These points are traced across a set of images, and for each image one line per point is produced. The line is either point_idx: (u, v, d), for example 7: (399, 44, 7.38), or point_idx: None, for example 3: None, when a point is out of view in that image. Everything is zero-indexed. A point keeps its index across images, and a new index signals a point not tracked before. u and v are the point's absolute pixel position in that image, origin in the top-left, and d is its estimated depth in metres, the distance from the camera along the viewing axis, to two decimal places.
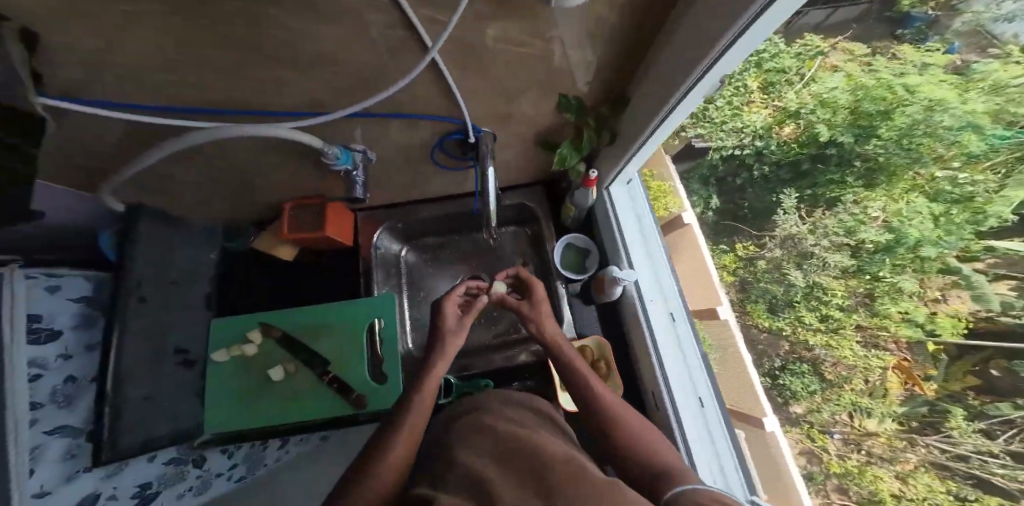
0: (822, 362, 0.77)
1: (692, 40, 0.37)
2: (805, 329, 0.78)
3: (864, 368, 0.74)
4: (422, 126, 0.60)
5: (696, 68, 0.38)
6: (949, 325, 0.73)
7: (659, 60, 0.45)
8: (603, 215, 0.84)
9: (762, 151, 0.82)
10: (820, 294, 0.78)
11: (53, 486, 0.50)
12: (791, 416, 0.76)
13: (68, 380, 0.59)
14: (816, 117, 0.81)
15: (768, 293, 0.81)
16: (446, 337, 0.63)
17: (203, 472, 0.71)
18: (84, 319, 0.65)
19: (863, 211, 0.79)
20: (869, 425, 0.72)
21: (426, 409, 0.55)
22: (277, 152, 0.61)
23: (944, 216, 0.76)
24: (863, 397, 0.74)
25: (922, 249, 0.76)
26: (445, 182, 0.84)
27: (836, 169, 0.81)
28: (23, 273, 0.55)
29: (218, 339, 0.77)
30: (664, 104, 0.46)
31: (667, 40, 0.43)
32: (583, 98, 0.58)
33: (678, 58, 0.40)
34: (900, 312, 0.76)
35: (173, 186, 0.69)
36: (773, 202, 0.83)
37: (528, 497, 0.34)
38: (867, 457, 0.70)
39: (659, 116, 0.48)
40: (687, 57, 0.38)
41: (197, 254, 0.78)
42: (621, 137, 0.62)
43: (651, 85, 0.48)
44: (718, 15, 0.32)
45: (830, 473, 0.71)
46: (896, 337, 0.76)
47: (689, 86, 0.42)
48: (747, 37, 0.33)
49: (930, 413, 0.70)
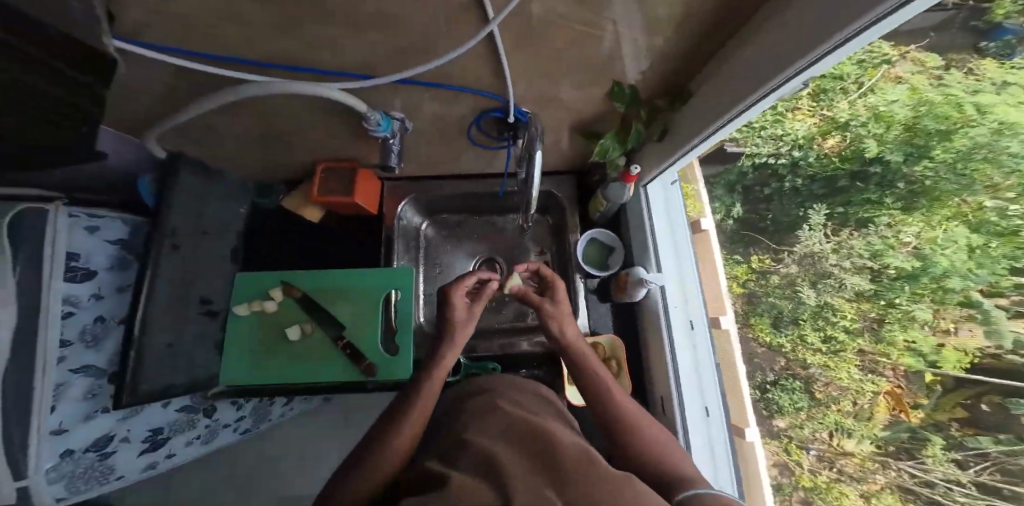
0: (814, 381, 0.76)
1: (781, 38, 0.35)
2: (805, 349, 0.77)
3: (856, 390, 0.73)
4: (463, 99, 0.59)
5: (781, 74, 0.36)
6: (952, 358, 0.67)
7: (736, 56, 0.43)
8: (635, 211, 0.83)
9: (798, 163, 0.78)
10: (829, 314, 0.76)
11: (71, 424, 0.59)
12: (773, 429, 0.77)
13: (97, 320, 0.63)
14: (866, 131, 0.74)
15: (776, 308, 0.80)
16: (457, 325, 0.60)
17: (212, 422, 0.84)
18: (118, 261, 0.68)
19: (895, 235, 0.74)
20: (846, 446, 0.72)
21: (439, 387, 0.55)
22: (317, 112, 0.61)
23: (981, 249, 0.67)
24: (847, 418, 0.73)
25: (949, 281, 0.69)
26: (476, 161, 0.83)
27: (876, 189, 0.74)
28: (67, 213, 0.60)
29: (241, 293, 0.78)
30: (737, 104, 0.43)
31: (755, 33, 0.40)
32: (639, 86, 0.56)
33: (758, 57, 0.38)
34: (906, 341, 0.71)
35: (214, 137, 0.70)
36: (800, 216, 0.79)
37: (540, 481, 0.33)
38: (838, 475, 0.72)
39: (728, 116, 0.46)
40: (773, 57, 0.36)
41: (230, 208, 0.80)
42: (674, 133, 0.60)
43: (720, 84, 0.46)
44: (819, 13, 0.30)
45: (799, 486, 0.74)
46: (894, 364, 0.72)
47: (769, 90, 0.40)
48: (845, 49, 0.31)
49: (908, 439, 0.69)
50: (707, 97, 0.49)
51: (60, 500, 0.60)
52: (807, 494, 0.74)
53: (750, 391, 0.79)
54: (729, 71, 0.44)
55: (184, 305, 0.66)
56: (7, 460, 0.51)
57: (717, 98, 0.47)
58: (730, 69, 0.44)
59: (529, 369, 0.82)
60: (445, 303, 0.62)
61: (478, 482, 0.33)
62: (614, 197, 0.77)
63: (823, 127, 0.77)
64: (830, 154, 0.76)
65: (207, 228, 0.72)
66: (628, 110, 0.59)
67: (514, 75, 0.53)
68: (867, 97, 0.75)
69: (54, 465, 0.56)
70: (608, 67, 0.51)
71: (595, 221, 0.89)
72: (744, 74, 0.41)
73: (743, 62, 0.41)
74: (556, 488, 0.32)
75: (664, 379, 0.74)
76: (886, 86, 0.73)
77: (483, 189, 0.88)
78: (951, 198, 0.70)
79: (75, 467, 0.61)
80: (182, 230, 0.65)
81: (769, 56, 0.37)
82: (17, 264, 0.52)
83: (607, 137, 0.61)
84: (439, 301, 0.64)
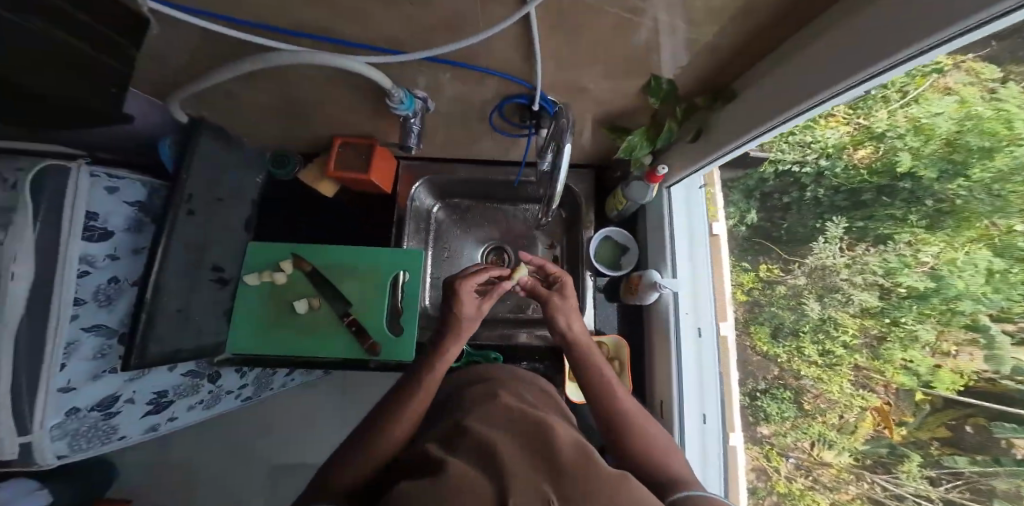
0: (804, 392, 0.71)
1: (847, 44, 0.33)
2: (801, 360, 0.71)
3: (845, 404, 0.66)
4: (490, 82, 0.58)
5: (843, 81, 0.34)
6: (946, 379, 0.58)
7: (792, 59, 0.41)
8: (655, 212, 0.82)
9: (824, 173, 0.66)
10: (831, 329, 0.68)
11: (78, 382, 0.60)
12: (756, 435, 0.76)
13: (111, 280, 0.64)
14: (902, 143, 0.59)
15: (777, 318, 0.74)
16: (463, 319, 0.59)
17: (215, 388, 0.86)
18: (134, 223, 0.69)
19: (914, 252, 0.61)
20: (826, 456, 0.68)
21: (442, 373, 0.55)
22: (340, 86, 0.60)
23: (1003, 272, 0.55)
24: (831, 430, 0.67)
25: (960, 303, 0.58)
26: (494, 147, 0.82)
27: (904, 204, 0.61)
28: (89, 172, 0.60)
29: (253, 262, 0.79)
30: (789, 108, 0.41)
31: (816, 36, 0.38)
32: (676, 82, 0.54)
33: (816, 64, 0.37)
34: (903, 360, 0.62)
35: (235, 104, 0.70)
36: (816, 228, 0.69)
37: (536, 473, 0.33)
38: (813, 484, 0.69)
39: (776, 121, 0.43)
40: (837, 64, 0.34)
41: (245, 177, 0.79)
42: (707, 135, 0.58)
43: (768, 87, 0.44)
44: (897, 17, 0.28)
45: (774, 491, 0.72)
46: (888, 381, 0.63)
47: (823, 100, 0.38)
48: (917, 60, 0.29)
49: (887, 455, 0.63)
50: (752, 99, 0.47)
51: (61, 457, 0.63)
52: (780, 499, 0.72)
53: (738, 398, 0.78)
54: (782, 74, 0.42)
55: (196, 272, 0.67)
56: (14, 412, 0.53)
57: (764, 101, 0.44)
58: (782, 73, 0.42)
59: (530, 362, 0.81)
60: (451, 295, 0.59)
61: (475, 471, 0.33)
62: (635, 197, 0.75)
63: (854, 135, 0.61)
64: (858, 165, 0.63)
65: (222, 196, 0.72)
66: (663, 107, 0.57)
67: (547, 61, 0.51)
68: (909, 107, 0.55)
69: (59, 421, 0.58)
70: (647, 59, 0.49)
71: (612, 219, 0.88)
72: (799, 80, 0.39)
73: (799, 66, 0.39)
74: (552, 482, 0.32)
75: (667, 383, 0.76)
76: (932, 96, 0.52)
77: (498, 176, 0.87)
78: (981, 221, 0.55)
79: (80, 426, 0.62)
80: (198, 195, 0.65)
81: (831, 63, 0.35)
82: (36, 222, 0.53)
83: (634, 135, 0.59)
84: (445, 294, 0.60)
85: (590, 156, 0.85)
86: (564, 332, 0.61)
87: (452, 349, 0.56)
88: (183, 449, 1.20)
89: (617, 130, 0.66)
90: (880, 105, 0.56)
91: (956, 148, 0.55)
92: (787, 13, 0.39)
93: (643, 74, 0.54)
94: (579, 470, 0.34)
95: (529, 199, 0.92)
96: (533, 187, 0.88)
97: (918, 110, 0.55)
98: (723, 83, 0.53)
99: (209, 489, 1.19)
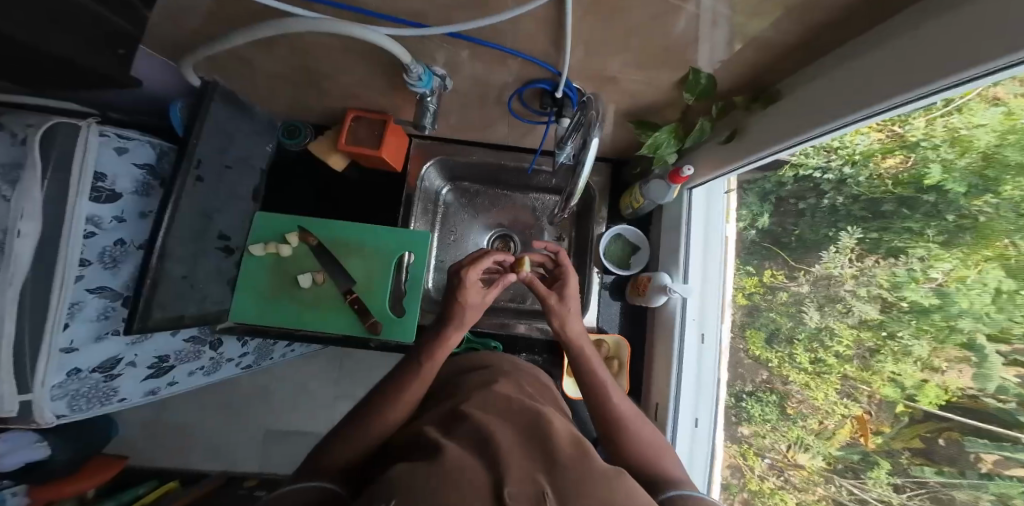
0: (789, 397, 0.68)
1: (911, 55, 0.31)
2: (790, 366, 0.68)
3: (827, 411, 0.63)
4: (513, 63, 0.55)
5: (907, 95, 0.31)
6: (929, 393, 0.52)
7: (852, 65, 0.38)
8: (672, 212, 0.79)
9: (846, 181, 0.58)
10: (826, 338, 0.63)
11: (81, 343, 0.61)
12: (735, 434, 0.76)
13: (116, 243, 0.63)
14: (936, 154, 0.49)
15: (772, 324, 0.71)
16: (467, 308, 0.56)
17: (216, 355, 0.87)
18: (143, 186, 0.67)
19: (923, 268, 0.53)
20: (799, 459, 0.67)
21: (442, 360, 0.54)
22: (358, 58, 0.58)
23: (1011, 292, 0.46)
24: (807, 433, 0.65)
25: (960, 323, 0.50)
26: (510, 132, 0.80)
27: (921, 217, 0.52)
28: (99, 132, 0.59)
29: (258, 232, 0.79)
30: (840, 117, 0.38)
31: (878, 45, 0.35)
32: (717, 78, 0.52)
33: (873, 75, 0.35)
34: (891, 373, 0.56)
35: (248, 70, 0.68)
36: (829, 237, 0.62)
37: (530, 462, 0.33)
38: (783, 484, 0.68)
39: (824, 128, 0.41)
40: (897, 75, 0.32)
41: (253, 145, 0.78)
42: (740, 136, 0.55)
43: (819, 92, 0.41)
44: (975, 25, 0.25)
45: (746, 488, 0.73)
46: (871, 392, 0.58)
47: (877, 112, 0.36)
48: (998, 76, 0.27)
49: (859, 461, 0.61)
50: (800, 102, 0.44)
51: (61, 416, 0.64)
52: (751, 496, 0.72)
53: (723, 397, 0.77)
54: (836, 79, 0.39)
55: (202, 240, 0.66)
56: (15, 370, 0.55)
57: (813, 105, 0.42)
58: (834, 80, 0.40)
59: (529, 354, 0.81)
60: (457, 285, 0.56)
61: (471, 459, 0.32)
62: (654, 197, 0.73)
63: (886, 143, 0.51)
64: (884, 175, 0.54)
65: (230, 163, 0.71)
66: (700, 101, 0.56)
67: (578, 45, 0.49)
68: (949, 116, 0.44)
69: (61, 382, 0.60)
70: (687, 51, 0.47)
71: (627, 218, 0.87)
72: (852, 88, 0.37)
73: (854, 74, 0.37)
74: (547, 472, 0.31)
75: (665, 387, 0.76)
76: (978, 106, 0.41)
77: (511, 162, 0.85)
78: (1002, 240, 0.46)
79: (81, 386, 0.64)
80: (206, 161, 0.64)
81: (889, 76, 0.33)
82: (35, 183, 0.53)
83: (663, 131, 0.60)
84: (450, 282, 0.57)
85: (611, 149, 0.83)
86: (562, 333, 0.58)
87: (454, 337, 0.55)
88: (184, 410, 1.24)
89: (644, 124, 0.64)
90: (920, 113, 0.44)
91: (992, 162, 0.45)
92: (843, 12, 0.36)
93: (681, 67, 0.51)
94: (577, 464, 0.33)
95: (541, 189, 0.91)
96: (546, 176, 0.86)
97: (958, 120, 0.44)
98: (762, 80, 0.51)
99: (207, 449, 1.24)
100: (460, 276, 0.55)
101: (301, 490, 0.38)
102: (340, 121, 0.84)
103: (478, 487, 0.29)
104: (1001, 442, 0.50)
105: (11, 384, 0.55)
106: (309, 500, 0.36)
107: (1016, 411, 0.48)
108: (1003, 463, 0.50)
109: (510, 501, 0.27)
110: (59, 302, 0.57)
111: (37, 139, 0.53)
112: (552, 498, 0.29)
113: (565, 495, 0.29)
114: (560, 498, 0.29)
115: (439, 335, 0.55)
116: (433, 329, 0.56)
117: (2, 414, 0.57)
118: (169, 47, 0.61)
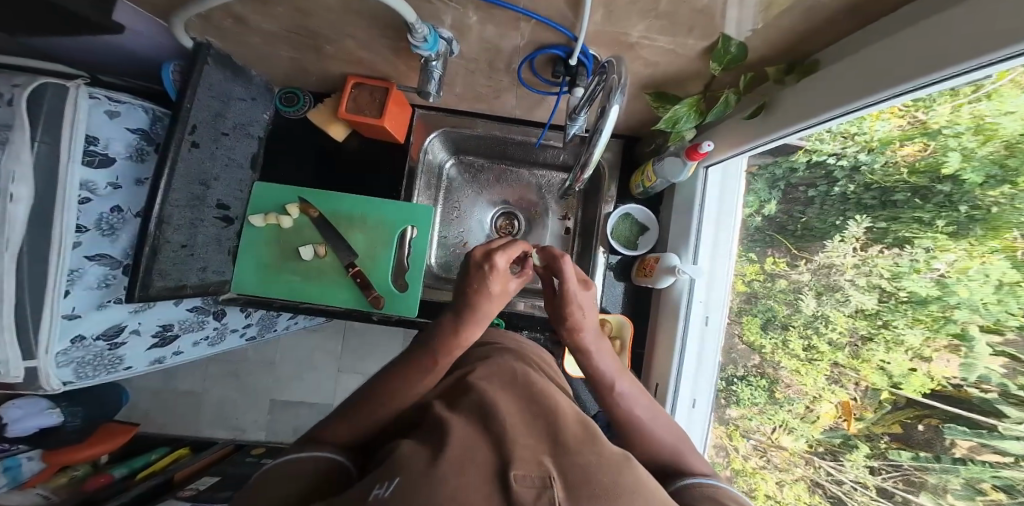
0: (778, 382, 0.67)
1: (961, 29, 0.28)
2: (784, 353, 0.66)
3: (814, 396, 0.62)
4: (524, 27, 0.52)
5: (960, 66, 0.28)
6: (915, 382, 0.53)
7: (900, 36, 0.35)
8: (686, 193, 0.75)
9: (860, 167, 0.54)
10: (821, 326, 0.61)
11: (83, 310, 0.61)
12: (723, 416, 0.76)
13: (114, 210, 0.62)
14: (958, 142, 0.46)
15: (771, 311, 0.68)
16: (486, 298, 0.50)
17: (219, 325, 0.87)
18: (137, 151, 0.65)
19: (926, 260, 0.52)
20: (783, 441, 0.67)
21: (456, 355, 0.50)
22: (361, 19, 0.55)
23: None
24: (792, 417, 0.65)
25: (954, 312, 0.50)
26: (518, 103, 0.77)
27: (931, 212, 0.51)
28: (88, 94, 0.57)
29: (258, 203, 0.78)
30: (886, 88, 0.36)
31: (933, 12, 0.32)
32: (749, 45, 0.49)
33: (918, 49, 0.32)
34: (880, 362, 0.56)
35: (243, 32, 0.64)
36: (835, 225, 0.59)
37: (537, 446, 0.31)
38: (766, 464, 0.70)
39: (864, 102, 0.39)
40: (946, 47, 0.30)
41: (249, 110, 0.75)
42: (773, 112, 0.52)
43: (858, 68, 0.39)
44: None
45: (729, 466, 0.74)
46: (859, 379, 0.58)
47: (920, 85, 0.33)
48: None
49: (840, 444, 0.61)
50: (836, 79, 0.42)
51: (68, 382, 0.66)
52: (733, 475, 0.73)
53: (716, 380, 0.76)
54: (875, 53, 0.37)
55: (201, 207, 0.65)
56: (17, 336, 0.56)
57: (853, 77, 0.40)
58: (876, 52, 0.37)
59: (531, 332, 0.81)
60: (484, 271, 0.49)
61: (474, 437, 0.32)
62: (668, 175, 0.71)
63: (905, 130, 0.47)
64: (900, 162, 0.51)
65: (227, 130, 0.69)
66: (727, 70, 0.54)
67: (597, 6, 0.45)
68: (977, 103, 0.40)
69: (63, 349, 0.61)
70: (715, 19, 0.44)
71: (636, 198, 0.85)
72: (896, 61, 0.35)
73: (898, 46, 0.35)
74: (553, 456, 0.30)
75: (665, 372, 0.76)
76: (1010, 92, 0.38)
77: (518, 136, 0.83)
78: (1010, 232, 0.46)
79: (85, 354, 0.65)
80: (201, 127, 0.61)
81: (937, 49, 0.30)
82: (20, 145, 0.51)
83: (682, 104, 0.58)
84: (470, 267, 0.50)
85: (623, 125, 0.81)
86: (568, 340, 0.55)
87: (470, 335, 0.49)
88: (190, 376, 1.27)
89: (663, 97, 0.62)
90: (944, 98, 0.41)
91: (1016, 151, 0.44)
92: None
93: (708, 36, 0.48)
94: (584, 450, 0.31)
95: (547, 165, 0.89)
96: (554, 152, 0.84)
97: (985, 108, 0.41)
98: (796, 47, 0.48)
99: (213, 415, 1.27)
100: (491, 262, 0.49)
101: (302, 460, 0.38)
102: (339, 87, 0.81)
103: (482, 472, 0.28)
104: (978, 428, 0.50)
105: (14, 349, 0.56)
106: (317, 474, 0.36)
107: (997, 401, 0.49)
108: (977, 448, 0.51)
109: (514, 483, 0.26)
110: (59, 269, 0.57)
111: (22, 100, 0.52)
112: (558, 482, 0.27)
113: (571, 478, 0.28)
114: (565, 482, 0.27)
115: (455, 332, 0.49)
116: (450, 320, 0.50)
117: (9, 379, 0.59)
118: (156, 11, 0.58)
